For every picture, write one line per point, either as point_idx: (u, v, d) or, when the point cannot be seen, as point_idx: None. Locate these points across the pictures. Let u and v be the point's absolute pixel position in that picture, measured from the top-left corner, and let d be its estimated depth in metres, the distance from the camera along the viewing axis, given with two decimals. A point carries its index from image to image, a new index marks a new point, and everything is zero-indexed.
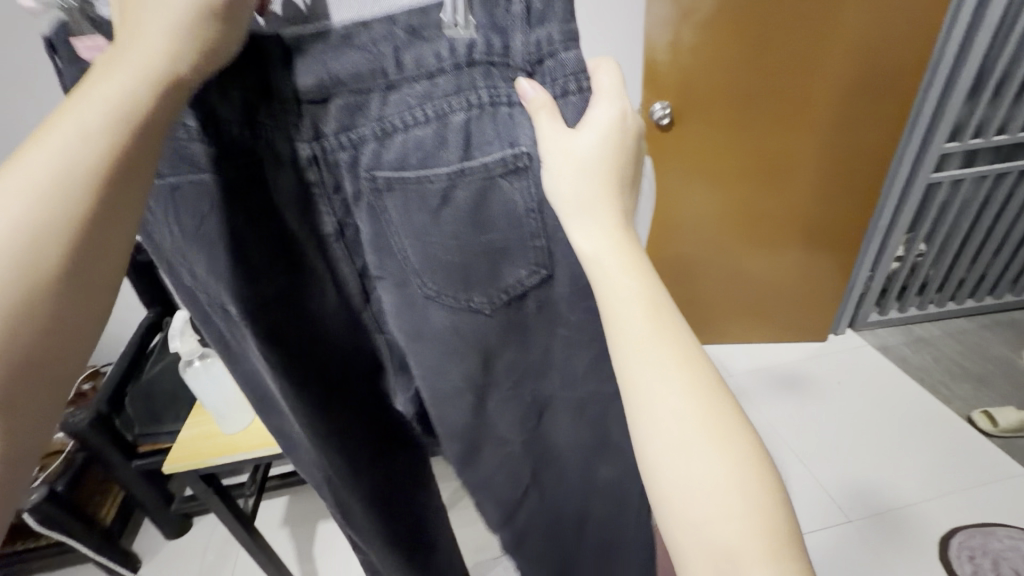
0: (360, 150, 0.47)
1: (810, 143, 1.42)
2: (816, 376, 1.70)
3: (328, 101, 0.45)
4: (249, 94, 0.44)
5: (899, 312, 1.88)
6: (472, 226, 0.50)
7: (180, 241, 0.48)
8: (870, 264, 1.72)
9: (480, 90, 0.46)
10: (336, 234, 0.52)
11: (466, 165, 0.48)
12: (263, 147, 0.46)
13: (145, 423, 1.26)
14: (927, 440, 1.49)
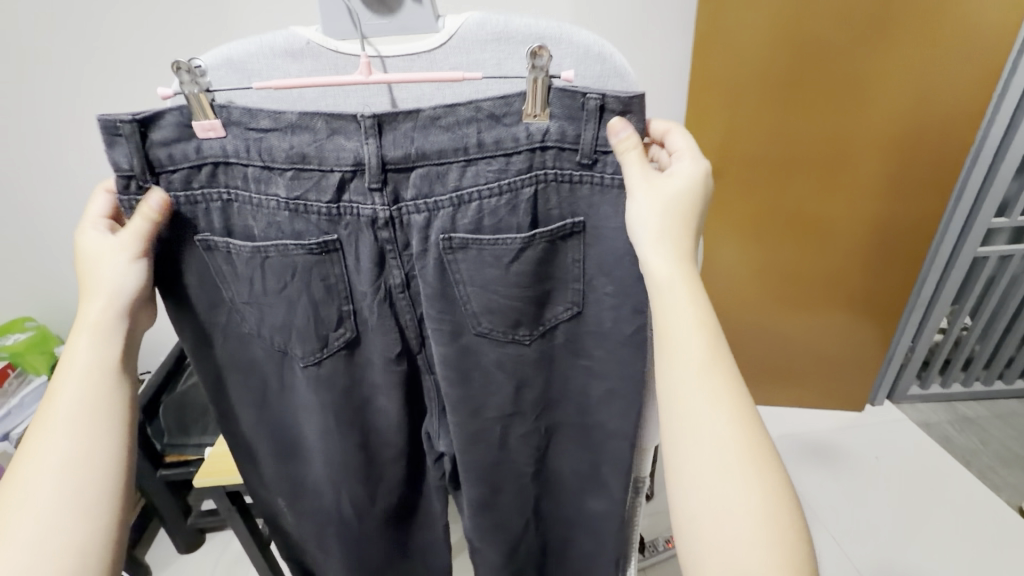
0: (434, 215, 0.56)
1: (850, 207, 1.41)
2: (850, 448, 1.63)
3: (412, 171, 0.55)
4: (347, 160, 0.54)
5: (941, 387, 1.80)
6: (531, 282, 0.59)
7: (266, 293, 0.58)
8: (911, 336, 1.66)
9: (545, 172, 0.55)
10: (402, 287, 0.60)
11: (535, 232, 0.57)
12: (352, 206, 0.56)
13: (174, 434, 1.31)
14: (970, 528, 1.40)
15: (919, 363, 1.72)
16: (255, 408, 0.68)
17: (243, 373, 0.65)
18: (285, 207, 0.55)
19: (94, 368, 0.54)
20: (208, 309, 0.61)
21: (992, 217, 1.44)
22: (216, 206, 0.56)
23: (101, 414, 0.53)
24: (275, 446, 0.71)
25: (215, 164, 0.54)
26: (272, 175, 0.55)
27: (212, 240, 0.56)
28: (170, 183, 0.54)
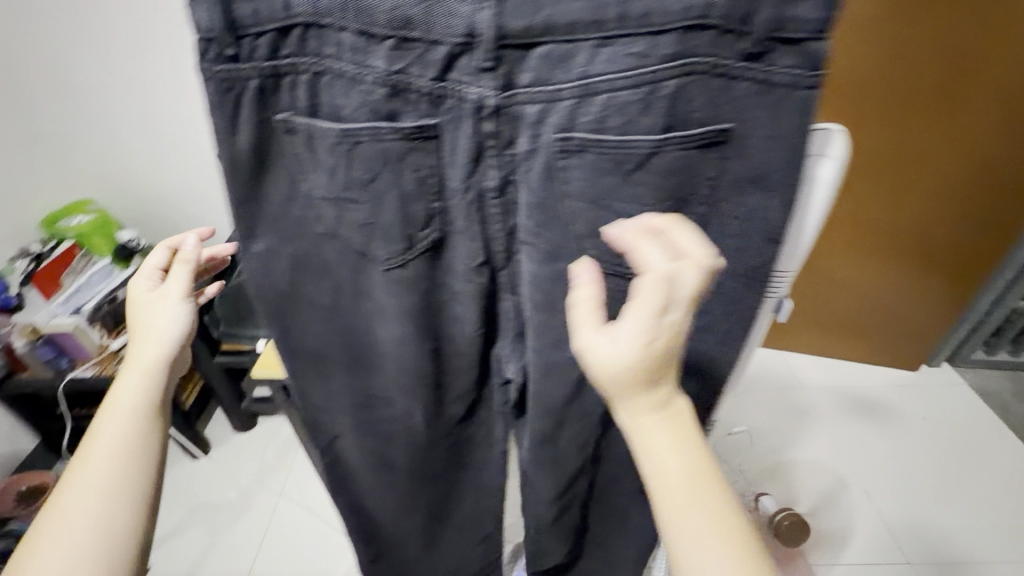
0: (551, 106, 0.49)
1: (956, 147, 1.25)
2: (897, 406, 1.57)
3: (533, 47, 0.48)
4: (459, 30, 0.47)
5: (1010, 356, 1.68)
6: (655, 192, 0.51)
7: (340, 183, 0.53)
8: (991, 299, 1.53)
9: (697, 63, 0.47)
10: (499, 191, 0.54)
11: (669, 137, 0.49)
12: (458, 88, 0.49)
13: (231, 324, 1.36)
14: (1011, 496, 1.36)
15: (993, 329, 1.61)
16: (319, 320, 0.64)
17: (307, 271, 0.60)
18: (382, 85, 0.50)
19: (135, 402, 0.57)
20: (280, 200, 0.56)
21: None
22: (305, 79, 0.50)
23: (130, 442, 0.56)
24: (327, 359, 0.67)
25: (308, 24, 0.48)
26: (374, 45, 0.49)
27: (295, 121, 0.51)
28: (253, 51, 0.49)
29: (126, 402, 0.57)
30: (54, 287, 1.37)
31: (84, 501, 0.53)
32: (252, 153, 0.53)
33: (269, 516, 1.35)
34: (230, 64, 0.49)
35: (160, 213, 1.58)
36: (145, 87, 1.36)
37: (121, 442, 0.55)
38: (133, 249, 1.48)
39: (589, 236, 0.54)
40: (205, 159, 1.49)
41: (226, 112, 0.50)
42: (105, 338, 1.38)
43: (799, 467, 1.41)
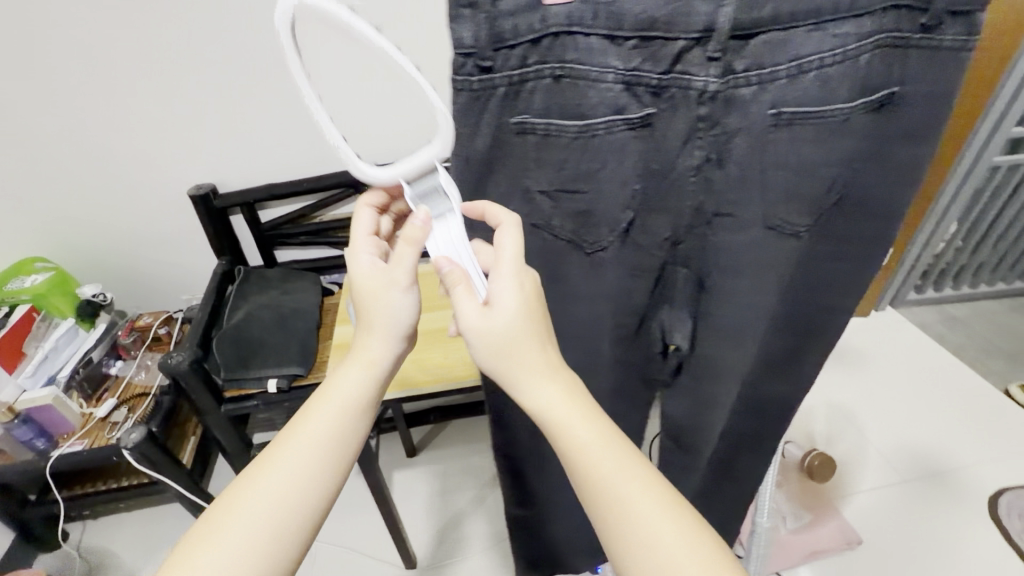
0: (767, 87, 0.41)
1: None
2: (861, 350, 1.77)
3: (749, 40, 0.40)
4: (696, 25, 0.39)
5: (933, 292, 1.97)
6: (832, 162, 0.44)
7: (539, 159, 0.43)
8: (919, 248, 1.80)
9: (884, 35, 0.40)
10: (704, 188, 0.46)
11: (856, 106, 0.42)
12: (683, 79, 0.40)
13: (233, 367, 1.27)
14: (971, 408, 1.57)
15: (919, 272, 1.87)
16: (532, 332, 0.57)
17: (511, 268, 0.51)
18: (620, 84, 0.40)
19: (345, 403, 0.54)
20: (499, 200, 0.47)
21: (1012, 129, 1.53)
22: (545, 83, 0.40)
23: (337, 423, 0.53)
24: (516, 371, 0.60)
25: (528, 43, 0.39)
26: (611, 48, 0.40)
27: (530, 123, 0.41)
28: (505, 61, 0.39)
29: (337, 401, 0.54)
30: (16, 359, 1.22)
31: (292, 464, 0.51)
32: (482, 159, 0.44)
33: (309, 557, 1.29)
34: (483, 76, 0.39)
35: (131, 260, 1.48)
36: (106, 125, 1.27)
37: (329, 435, 0.53)
38: (100, 303, 1.36)
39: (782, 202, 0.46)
40: (176, 197, 1.40)
41: (466, 119, 0.41)
42: (86, 406, 1.26)
43: (800, 415, 1.53)
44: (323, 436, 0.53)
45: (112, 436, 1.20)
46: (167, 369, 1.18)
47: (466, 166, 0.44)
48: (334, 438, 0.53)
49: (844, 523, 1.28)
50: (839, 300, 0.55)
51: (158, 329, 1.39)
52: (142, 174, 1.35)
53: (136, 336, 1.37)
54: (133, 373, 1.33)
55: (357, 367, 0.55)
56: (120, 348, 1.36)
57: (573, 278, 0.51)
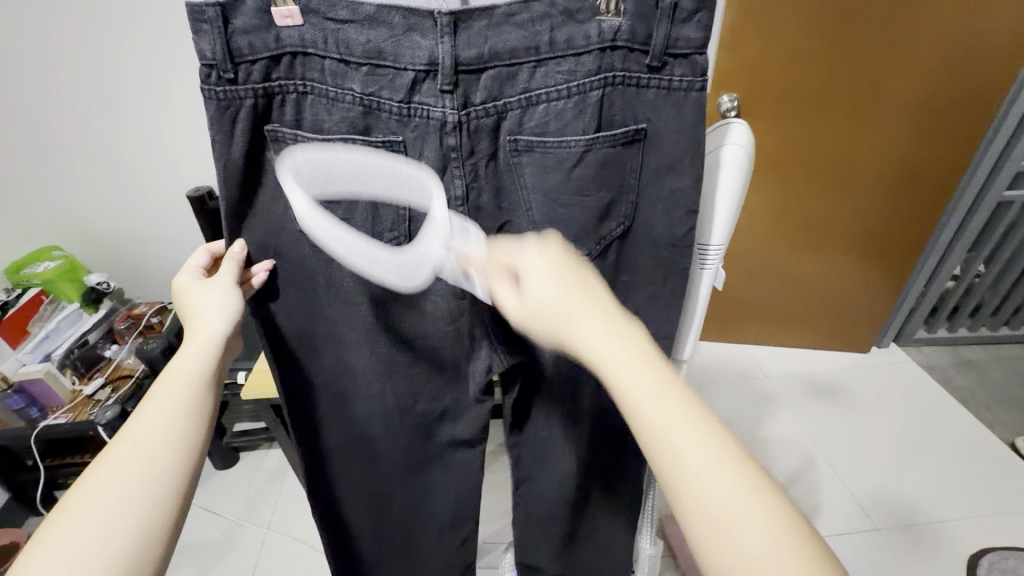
0: (503, 118, 0.51)
1: (870, 149, 1.42)
2: (852, 387, 1.68)
3: (481, 74, 0.49)
4: (422, 59, 0.48)
5: (947, 331, 1.83)
6: (595, 190, 0.53)
7: (293, 170, 0.51)
8: (923, 283, 1.69)
9: (613, 74, 0.50)
10: (468, 209, 0.55)
11: (598, 135, 0.51)
12: (423, 108, 0.49)
13: None
14: (966, 458, 1.46)
15: (928, 309, 1.76)
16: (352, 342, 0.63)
17: (291, 262, 0.57)
18: (359, 103, 0.49)
19: (191, 378, 0.52)
20: (265, 201, 0.54)
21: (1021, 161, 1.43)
22: (291, 98, 0.49)
23: (182, 401, 0.50)
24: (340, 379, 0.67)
25: (266, 61, 0.47)
26: (347, 70, 0.49)
27: (281, 132, 0.50)
28: (247, 75, 0.47)
29: (180, 380, 0.51)
30: (21, 337, 1.35)
31: (135, 452, 0.47)
32: (243, 165, 0.50)
33: (260, 548, 1.35)
34: (228, 86, 0.46)
35: (133, 255, 1.59)
36: (111, 133, 1.39)
37: (178, 415, 0.49)
38: (103, 291, 1.49)
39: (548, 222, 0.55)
40: (173, 199, 1.51)
41: (220, 126, 0.48)
42: (77, 383, 1.38)
43: (770, 451, 1.48)
44: (171, 420, 0.49)
45: (92, 413, 1.31)
46: (142, 354, 1.27)
47: (225, 170, 0.49)
48: (181, 419, 0.49)
49: None
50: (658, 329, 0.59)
51: (150, 318, 1.49)
52: (142, 177, 1.46)
53: (130, 323, 1.49)
54: (123, 356, 1.44)
55: (196, 345, 0.53)
56: (115, 333, 1.48)
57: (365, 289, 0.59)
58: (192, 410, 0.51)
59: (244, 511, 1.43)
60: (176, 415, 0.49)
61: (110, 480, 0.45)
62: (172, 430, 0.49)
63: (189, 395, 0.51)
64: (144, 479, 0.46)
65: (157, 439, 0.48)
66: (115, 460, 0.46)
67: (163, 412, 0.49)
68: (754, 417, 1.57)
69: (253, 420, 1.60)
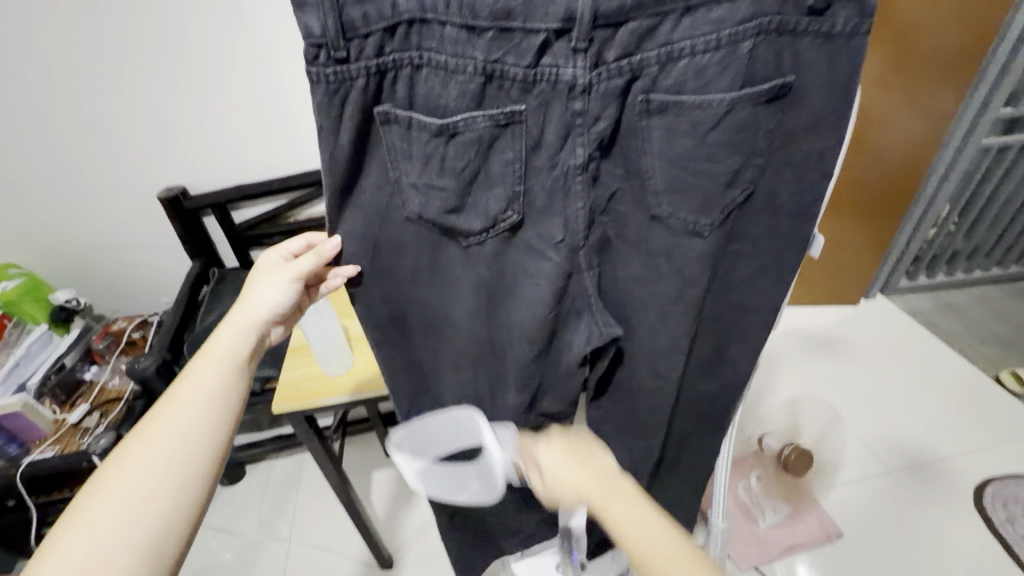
0: (638, 76, 0.43)
1: (906, 110, 1.45)
2: (849, 339, 1.75)
3: (622, 27, 0.40)
4: (555, 15, 0.39)
5: (928, 278, 1.92)
6: (729, 156, 0.44)
7: (405, 157, 0.44)
8: (908, 234, 1.75)
9: (768, 20, 0.41)
10: (590, 187, 0.47)
11: (745, 92, 0.42)
12: (552, 71, 0.42)
13: None
14: (959, 396, 1.55)
15: (910, 259, 1.83)
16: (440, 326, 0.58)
17: (392, 253, 0.51)
18: (478, 73, 0.42)
19: (228, 360, 0.52)
20: (374, 192, 0.47)
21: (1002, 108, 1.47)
22: (405, 73, 0.42)
23: (218, 385, 0.51)
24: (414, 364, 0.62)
25: (382, 33, 0.40)
26: (470, 38, 0.41)
27: (394, 113, 0.43)
28: (360, 51, 0.40)
29: (217, 361, 0.52)
30: None
31: (167, 430, 0.47)
32: (350, 153, 0.44)
33: (284, 562, 1.29)
34: (339, 67, 0.40)
35: (103, 266, 1.45)
36: (69, 133, 1.24)
37: (210, 397, 0.50)
38: (73, 308, 1.35)
39: (668, 196, 0.46)
40: (145, 203, 1.38)
41: (328, 110, 0.41)
42: (59, 412, 1.26)
43: (783, 408, 1.51)
44: (205, 400, 0.50)
45: (83, 442, 1.20)
46: (134, 375, 1.17)
47: (331, 160, 0.43)
48: (210, 402, 0.50)
49: (824, 517, 1.25)
50: (755, 297, 0.56)
51: (132, 332, 1.38)
52: (108, 180, 1.32)
53: (110, 341, 1.37)
54: (106, 378, 1.32)
55: (231, 326, 0.54)
56: (94, 353, 1.36)
57: (458, 274, 0.52)
58: (227, 393, 0.51)
59: (260, 527, 1.36)
60: (212, 396, 0.50)
61: (143, 455, 0.46)
62: (203, 413, 0.49)
63: (227, 377, 0.51)
64: (175, 459, 0.47)
65: (177, 442, 0.47)
66: (152, 437, 0.47)
67: (199, 391, 0.50)
68: (764, 377, 1.60)
69: (256, 432, 1.50)
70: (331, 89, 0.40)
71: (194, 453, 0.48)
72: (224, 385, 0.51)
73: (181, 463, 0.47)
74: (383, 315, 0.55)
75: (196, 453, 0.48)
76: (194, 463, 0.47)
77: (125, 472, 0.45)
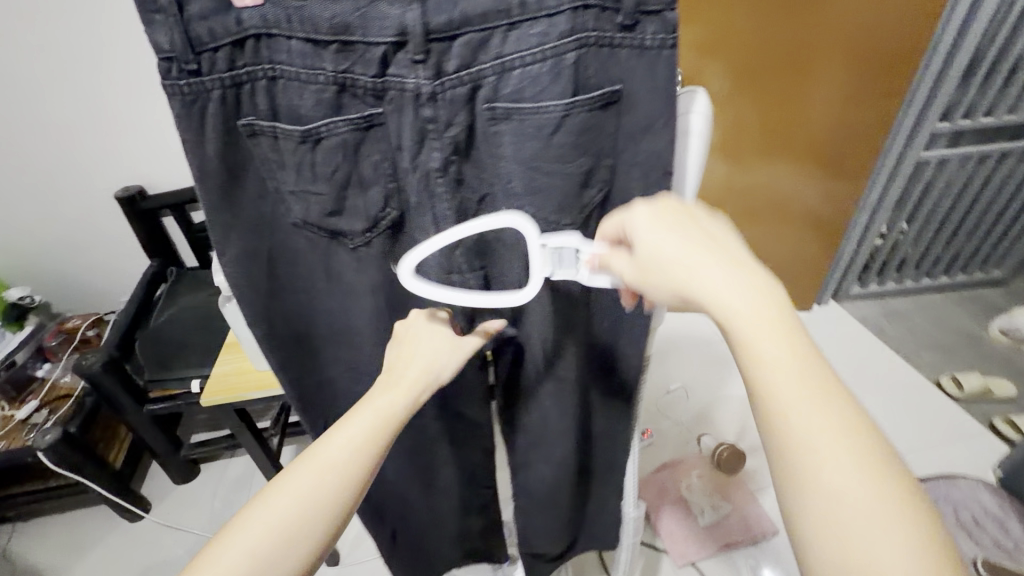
0: (479, 85, 0.45)
1: (819, 123, 1.51)
2: None
3: (454, 41, 0.43)
4: (390, 29, 0.42)
5: (878, 285, 1.98)
6: (576, 158, 0.48)
7: (276, 164, 0.47)
8: (856, 241, 1.82)
9: (589, 35, 0.44)
10: (453, 189, 0.50)
11: (579, 100, 0.45)
12: (397, 81, 0.44)
13: (154, 369, 1.26)
14: (899, 399, 1.60)
15: (860, 266, 1.90)
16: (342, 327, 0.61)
17: (287, 265, 0.54)
18: (332, 84, 0.44)
19: (385, 412, 0.48)
20: (252, 203, 0.49)
21: (938, 122, 1.55)
22: (261, 85, 0.44)
23: (363, 432, 0.46)
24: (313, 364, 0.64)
25: (229, 45, 0.41)
26: (316, 49, 0.43)
27: (257, 125, 0.45)
28: (211, 65, 0.42)
29: (379, 406, 0.48)
30: None
31: (315, 460, 0.45)
32: (220, 166, 0.46)
33: None
34: (192, 79, 0.42)
35: (58, 261, 1.46)
36: (21, 131, 1.26)
37: (363, 441, 0.46)
38: (27, 306, 1.36)
39: (527, 196, 0.50)
40: (101, 202, 1.39)
41: (188, 124, 0.43)
42: (9, 408, 1.27)
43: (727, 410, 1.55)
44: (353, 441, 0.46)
45: (29, 438, 1.21)
46: (81, 372, 1.20)
47: (202, 172, 0.46)
48: (348, 441, 0.46)
49: (760, 515, 1.27)
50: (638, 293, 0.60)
51: (86, 330, 1.40)
52: (64, 180, 1.34)
53: (63, 338, 1.38)
54: (58, 375, 1.33)
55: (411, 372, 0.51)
56: (47, 351, 1.36)
57: (347, 277, 0.55)
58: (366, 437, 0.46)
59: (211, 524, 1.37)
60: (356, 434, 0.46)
61: (295, 482, 0.44)
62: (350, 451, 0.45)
63: (380, 419, 0.47)
64: (319, 495, 0.44)
65: (323, 477, 0.44)
66: (303, 465, 0.45)
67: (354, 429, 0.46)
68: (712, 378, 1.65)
69: (213, 430, 1.51)
70: (188, 106, 0.43)
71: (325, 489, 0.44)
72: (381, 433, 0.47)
73: (310, 496, 0.43)
74: (277, 322, 0.58)
75: (337, 494, 0.44)
76: (325, 498, 0.44)
77: (276, 497, 0.43)
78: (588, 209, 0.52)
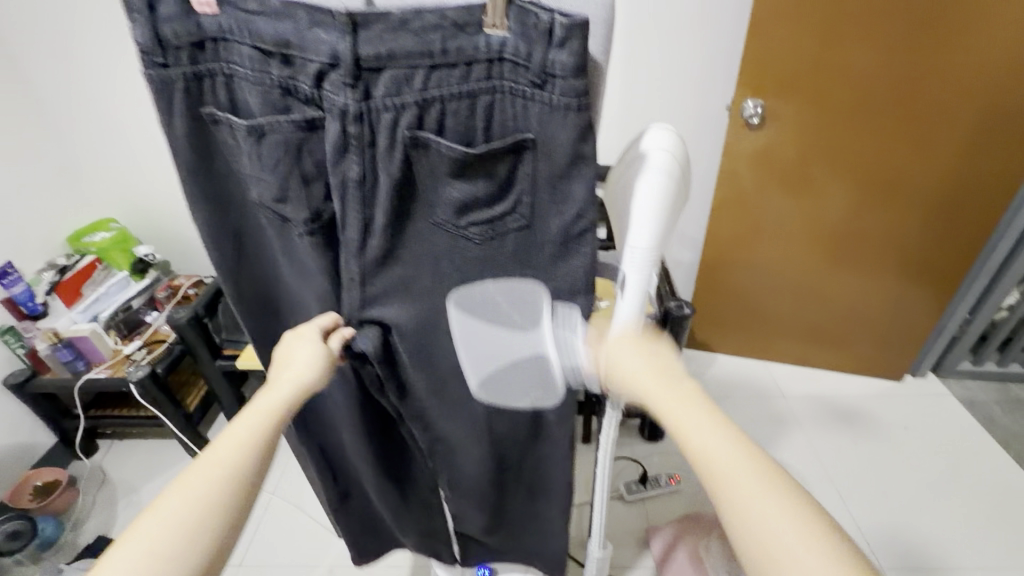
0: (402, 113, 0.50)
1: (927, 170, 1.32)
2: (877, 415, 1.59)
3: (381, 71, 0.49)
4: (324, 53, 0.48)
5: (997, 365, 1.69)
6: (483, 181, 0.54)
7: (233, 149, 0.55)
8: (969, 309, 1.56)
9: (502, 83, 0.50)
10: (366, 203, 0.55)
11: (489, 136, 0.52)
12: (330, 97, 0.50)
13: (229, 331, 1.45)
14: (998, 503, 1.34)
15: (973, 339, 1.63)
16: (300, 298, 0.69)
17: (251, 237, 0.64)
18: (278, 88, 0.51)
19: (267, 418, 0.51)
20: (214, 178, 0.58)
21: None
22: (220, 80, 0.52)
23: (250, 435, 0.49)
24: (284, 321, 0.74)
25: (195, 43, 0.49)
26: (266, 60, 0.50)
27: (216, 114, 0.53)
28: (177, 58, 0.49)
29: (257, 413, 0.51)
30: (76, 298, 1.49)
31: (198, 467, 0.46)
32: (185, 144, 0.54)
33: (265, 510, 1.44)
34: (161, 69, 0.49)
35: (178, 230, 1.72)
36: None
37: (248, 442, 0.49)
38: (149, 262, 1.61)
39: (442, 210, 0.56)
40: None
41: (159, 103, 0.51)
42: (120, 343, 1.52)
43: None
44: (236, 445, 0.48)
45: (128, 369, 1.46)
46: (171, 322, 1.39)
47: (171, 145, 0.54)
48: (237, 443, 0.49)
49: None
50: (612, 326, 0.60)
51: (187, 289, 1.62)
52: None
53: (169, 293, 1.63)
54: (159, 323, 1.57)
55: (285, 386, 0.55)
56: (156, 300, 1.61)
57: (298, 259, 0.63)
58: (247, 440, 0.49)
59: None
60: (243, 436, 0.49)
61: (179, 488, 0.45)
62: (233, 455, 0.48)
63: (260, 424, 0.51)
64: (205, 494, 0.45)
65: (209, 478, 0.46)
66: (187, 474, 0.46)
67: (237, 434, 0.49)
68: (761, 434, 1.52)
69: None
70: (158, 91, 0.50)
71: (216, 489, 0.46)
72: (265, 434, 0.50)
73: (200, 497, 0.45)
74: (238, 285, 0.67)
75: (225, 492, 0.46)
76: (215, 497, 0.45)
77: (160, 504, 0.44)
78: (507, 232, 0.57)
